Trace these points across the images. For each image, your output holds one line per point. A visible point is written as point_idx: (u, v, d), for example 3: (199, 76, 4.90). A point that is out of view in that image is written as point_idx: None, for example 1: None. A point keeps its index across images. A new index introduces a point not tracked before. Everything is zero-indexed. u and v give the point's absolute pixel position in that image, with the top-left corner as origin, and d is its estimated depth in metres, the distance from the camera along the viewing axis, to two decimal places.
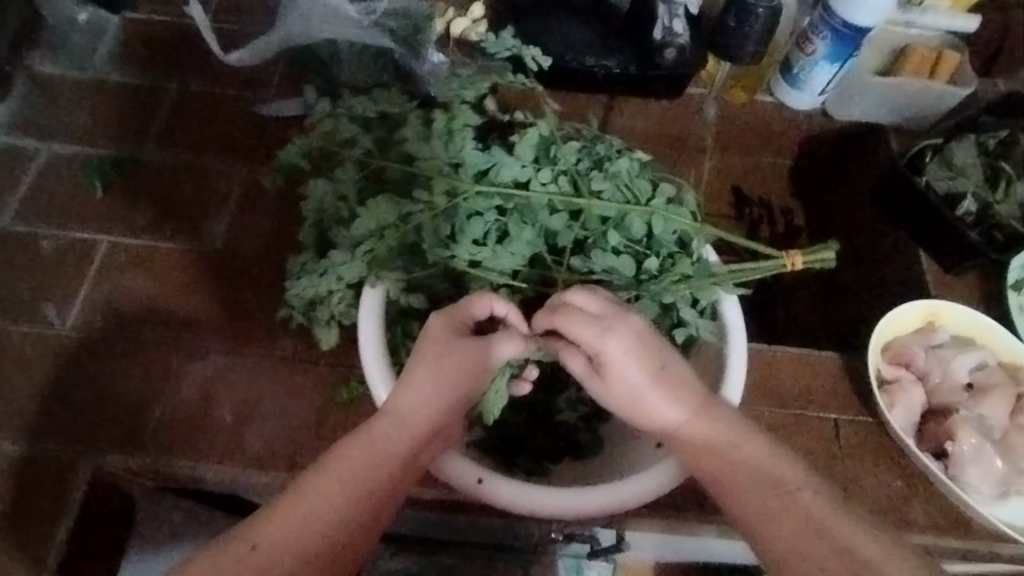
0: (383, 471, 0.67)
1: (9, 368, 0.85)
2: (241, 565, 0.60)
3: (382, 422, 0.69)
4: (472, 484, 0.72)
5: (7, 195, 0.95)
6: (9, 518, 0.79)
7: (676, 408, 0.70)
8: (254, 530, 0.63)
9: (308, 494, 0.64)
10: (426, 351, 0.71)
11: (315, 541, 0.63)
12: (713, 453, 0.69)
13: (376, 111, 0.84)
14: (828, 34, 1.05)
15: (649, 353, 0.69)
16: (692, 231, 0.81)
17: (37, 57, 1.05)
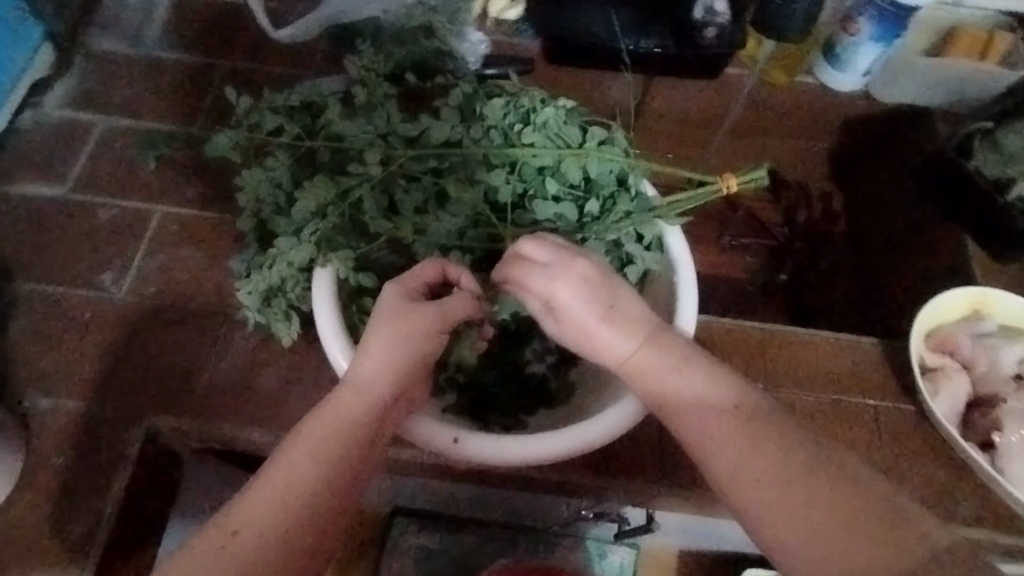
0: (351, 441, 0.66)
1: (67, 332, 0.89)
2: (223, 552, 0.60)
3: (346, 394, 0.68)
4: (449, 444, 0.75)
5: (65, 166, 0.99)
6: (64, 474, 0.83)
7: (629, 345, 0.70)
8: (231, 516, 0.62)
9: (278, 474, 0.64)
10: (379, 315, 0.71)
11: (292, 520, 0.62)
12: (670, 389, 0.69)
13: (296, 101, 0.88)
14: (873, 12, 1.03)
15: (600, 293, 0.70)
16: (628, 166, 0.85)
17: (92, 33, 1.09)
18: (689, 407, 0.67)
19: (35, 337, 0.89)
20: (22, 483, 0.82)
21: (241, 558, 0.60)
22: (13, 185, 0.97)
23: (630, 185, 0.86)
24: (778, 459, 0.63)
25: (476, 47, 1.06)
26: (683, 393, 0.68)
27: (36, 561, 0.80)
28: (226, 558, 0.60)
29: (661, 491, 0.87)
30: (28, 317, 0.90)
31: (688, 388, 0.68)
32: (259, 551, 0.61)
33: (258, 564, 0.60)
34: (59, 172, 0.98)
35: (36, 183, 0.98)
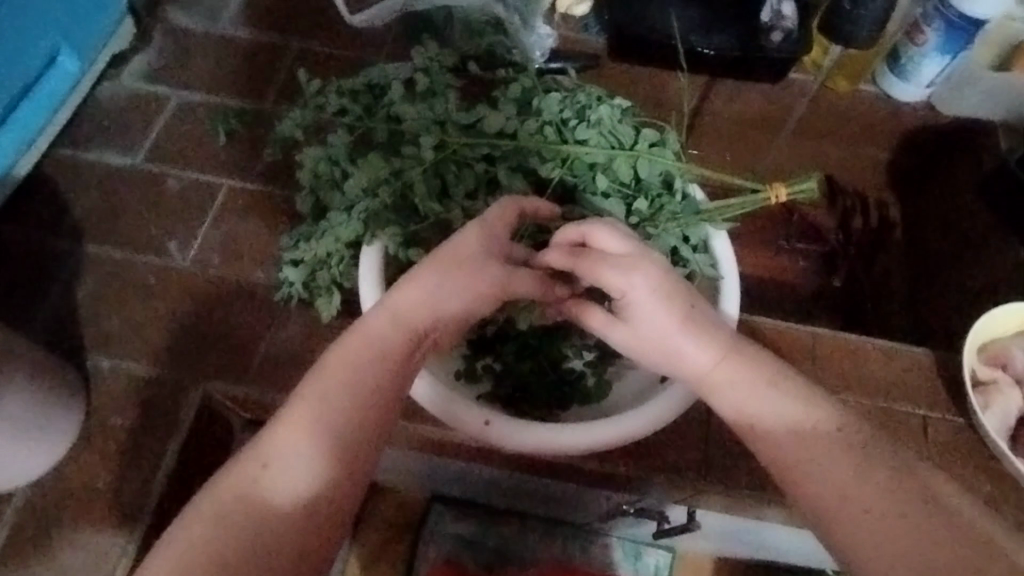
0: (380, 378, 0.66)
1: (134, 295, 0.92)
2: (257, 484, 0.61)
3: (377, 327, 0.68)
4: (480, 427, 0.75)
5: (138, 136, 1.02)
6: (127, 431, 0.86)
7: (711, 354, 0.68)
8: (262, 450, 0.63)
9: (306, 409, 0.64)
10: (430, 261, 0.70)
11: (324, 454, 0.63)
12: (749, 403, 0.66)
13: (362, 81, 0.89)
14: (941, 25, 1.01)
15: (675, 295, 0.69)
16: (677, 171, 0.84)
17: (170, 10, 1.12)
18: (755, 412, 0.66)
19: (102, 297, 0.92)
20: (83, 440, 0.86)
21: (271, 490, 0.61)
22: (89, 152, 1.01)
23: (677, 188, 0.85)
24: (820, 445, 0.62)
25: (543, 41, 1.08)
26: (752, 400, 0.66)
27: (100, 513, 0.84)
28: (259, 489, 0.61)
29: (705, 489, 0.88)
30: (95, 277, 0.93)
31: (759, 397, 0.66)
32: (289, 486, 0.61)
33: (288, 497, 0.61)
34: (132, 141, 1.02)
35: (110, 150, 1.01)
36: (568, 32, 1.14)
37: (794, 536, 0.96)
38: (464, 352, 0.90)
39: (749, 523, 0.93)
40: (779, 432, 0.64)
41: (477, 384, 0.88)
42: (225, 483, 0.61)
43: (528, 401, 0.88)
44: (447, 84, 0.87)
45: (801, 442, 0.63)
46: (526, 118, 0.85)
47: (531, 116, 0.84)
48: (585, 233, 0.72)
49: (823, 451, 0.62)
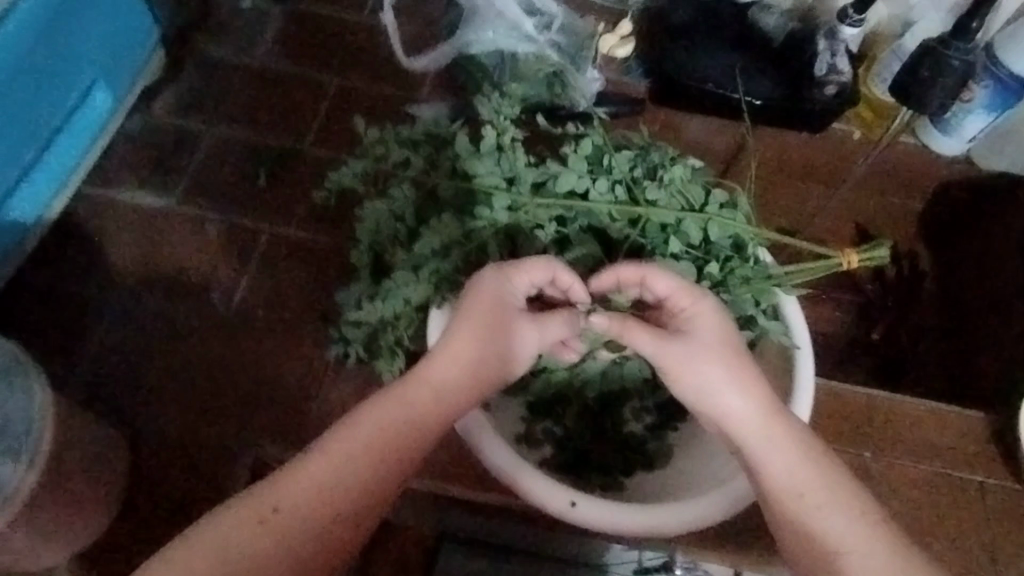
0: (405, 441, 0.66)
1: (177, 350, 0.89)
2: (259, 528, 0.62)
3: (412, 386, 0.68)
4: (566, 507, 0.73)
5: (172, 177, 0.99)
6: (174, 495, 0.84)
7: (748, 403, 0.68)
8: (272, 493, 0.63)
9: (325, 461, 0.64)
10: (470, 306, 0.71)
11: (329, 511, 0.63)
12: (773, 460, 0.67)
13: (420, 129, 0.85)
14: (990, 83, 1.01)
15: (722, 349, 0.70)
16: (748, 235, 0.83)
17: (200, 40, 1.08)
18: (770, 475, 0.67)
19: (147, 353, 0.90)
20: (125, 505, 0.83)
21: (273, 538, 0.61)
22: (122, 193, 0.98)
23: (748, 252, 0.83)
24: (840, 539, 0.64)
25: (593, 84, 1.04)
26: (770, 462, 0.67)
27: None
28: (260, 534, 0.61)
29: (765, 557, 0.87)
30: (135, 328, 0.91)
31: (777, 462, 0.67)
32: (291, 535, 0.62)
33: (288, 546, 0.62)
34: (167, 182, 0.98)
35: (144, 192, 0.98)
36: (612, 74, 1.11)
37: None
38: (524, 413, 0.87)
39: None
40: (788, 498, 0.66)
41: (539, 449, 0.85)
42: (231, 517, 0.62)
43: (592, 467, 0.85)
44: (513, 137, 0.84)
45: (808, 514, 0.65)
46: (596, 176, 0.82)
47: (602, 175, 0.82)
48: (641, 272, 0.72)
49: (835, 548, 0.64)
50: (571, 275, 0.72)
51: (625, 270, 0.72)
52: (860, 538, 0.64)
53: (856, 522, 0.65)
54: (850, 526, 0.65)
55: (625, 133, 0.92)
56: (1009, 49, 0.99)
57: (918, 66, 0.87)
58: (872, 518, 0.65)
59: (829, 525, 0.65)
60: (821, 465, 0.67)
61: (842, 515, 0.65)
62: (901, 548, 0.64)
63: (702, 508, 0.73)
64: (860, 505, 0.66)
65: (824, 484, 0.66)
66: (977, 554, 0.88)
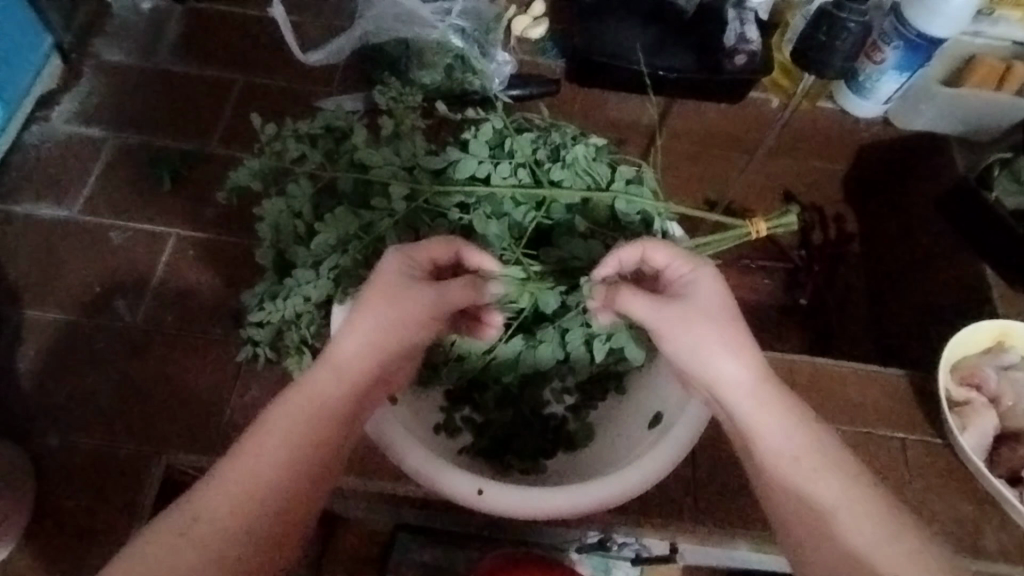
0: (319, 428, 0.62)
1: (81, 362, 0.87)
2: (181, 542, 0.56)
3: (317, 374, 0.63)
4: (472, 494, 0.71)
5: (74, 187, 0.97)
6: (81, 511, 0.80)
7: (742, 369, 0.66)
8: (193, 503, 0.58)
9: (240, 463, 0.59)
10: (379, 284, 0.66)
11: (253, 509, 0.58)
12: (769, 426, 0.65)
13: (318, 123, 0.83)
14: (899, 44, 1.00)
15: (721, 311, 0.68)
16: (657, 210, 0.82)
17: (99, 46, 1.07)
18: (763, 438, 0.65)
19: (50, 368, 0.87)
20: (32, 528, 0.79)
21: (197, 546, 0.56)
22: (19, 207, 0.96)
23: (656, 228, 0.82)
24: (833, 503, 0.62)
25: (503, 69, 1.04)
26: (766, 426, 0.65)
27: None
28: (183, 548, 0.56)
29: (695, 528, 0.86)
30: (37, 340, 0.88)
31: (772, 428, 0.65)
32: (217, 541, 0.56)
33: (214, 554, 0.56)
34: (68, 193, 0.97)
35: (44, 203, 0.96)
36: (527, 55, 1.10)
37: (760, 555, 0.91)
38: (441, 403, 0.83)
39: (736, 552, 0.91)
40: (786, 461, 0.64)
41: (459, 437, 0.82)
42: (155, 534, 0.56)
43: (513, 452, 0.81)
44: (413, 127, 0.83)
45: (801, 479, 0.63)
46: (498, 161, 0.81)
47: (504, 159, 0.81)
48: (640, 247, 0.71)
49: (823, 514, 0.62)
50: (478, 253, 0.71)
51: (625, 249, 0.72)
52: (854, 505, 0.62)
53: (846, 488, 0.63)
54: (844, 492, 0.62)
55: (530, 115, 0.91)
56: (918, 11, 0.97)
57: (817, 28, 0.97)
58: (863, 485, 0.63)
59: (825, 489, 0.63)
60: (814, 430, 0.65)
61: (835, 480, 0.63)
62: (889, 513, 0.62)
63: (618, 483, 0.71)
64: (850, 472, 0.64)
65: (818, 451, 0.64)
66: (904, 508, 0.87)
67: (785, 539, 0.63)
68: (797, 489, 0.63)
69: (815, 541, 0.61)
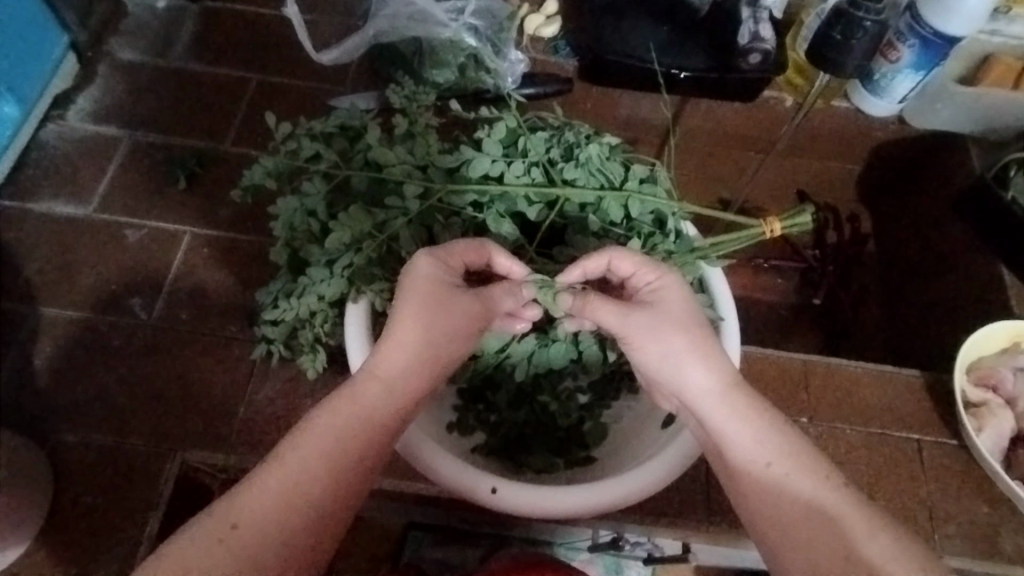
0: (363, 440, 0.62)
1: (97, 358, 0.88)
2: (219, 548, 0.56)
3: (363, 384, 0.63)
4: (486, 494, 0.70)
5: (90, 185, 0.98)
6: (98, 507, 0.81)
7: (709, 376, 0.66)
8: (233, 508, 0.58)
9: (283, 470, 0.59)
10: (418, 289, 0.66)
11: (292, 519, 0.58)
12: (734, 432, 0.65)
13: (332, 122, 0.83)
14: (915, 42, 0.99)
15: (679, 324, 0.68)
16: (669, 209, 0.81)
17: (115, 45, 1.08)
18: (734, 445, 0.65)
19: (66, 364, 0.88)
20: (49, 523, 0.80)
21: (236, 553, 0.56)
22: (36, 205, 0.97)
23: (669, 227, 0.82)
24: (812, 502, 0.61)
25: (515, 67, 1.05)
26: (734, 431, 0.65)
27: None
28: (221, 555, 0.56)
29: (708, 528, 0.85)
30: (54, 338, 0.89)
31: (741, 433, 0.65)
32: (255, 548, 0.57)
33: (251, 562, 0.56)
34: (84, 191, 0.98)
35: (61, 201, 0.97)
36: (539, 54, 1.10)
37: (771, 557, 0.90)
38: (455, 401, 0.83)
39: (748, 553, 0.91)
40: (753, 467, 0.63)
41: (471, 436, 0.82)
42: (191, 536, 0.57)
43: (526, 451, 0.81)
44: (428, 125, 0.83)
45: (776, 483, 0.63)
46: (512, 160, 0.81)
47: (518, 158, 0.81)
48: (605, 256, 0.70)
49: (800, 515, 0.61)
50: (508, 258, 0.71)
51: (590, 261, 0.70)
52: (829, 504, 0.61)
53: (821, 489, 0.62)
54: (814, 493, 0.62)
55: (543, 114, 0.91)
56: (934, 11, 0.96)
57: (831, 29, 0.97)
58: (837, 484, 0.62)
59: (796, 493, 0.62)
60: (787, 434, 0.65)
61: (811, 482, 0.62)
62: (860, 512, 0.61)
63: (630, 483, 0.71)
64: (823, 472, 0.63)
65: (792, 452, 0.64)
66: (918, 510, 0.87)
67: (757, 542, 0.63)
68: (773, 494, 0.62)
69: (791, 544, 0.60)
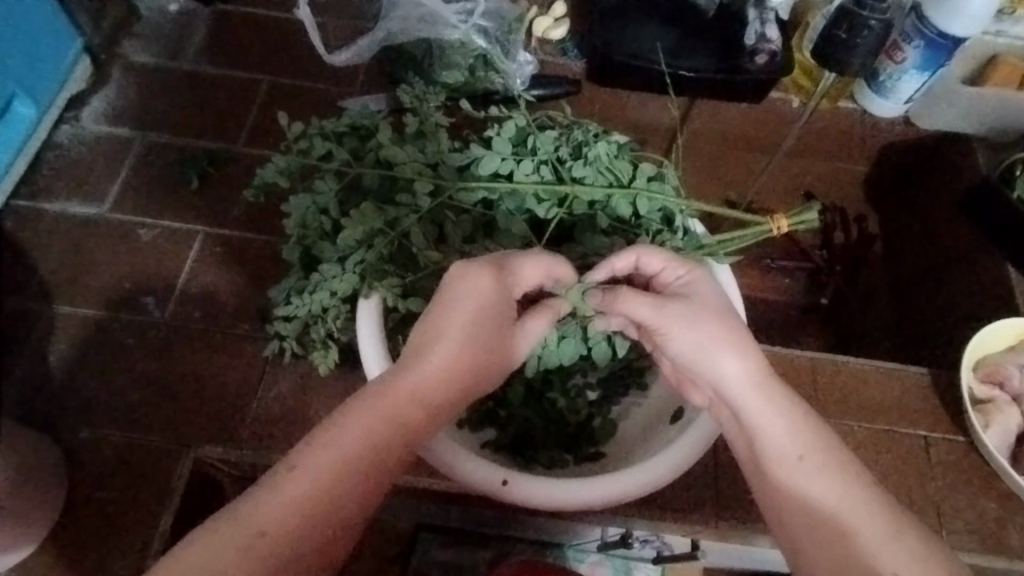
0: (400, 453, 0.60)
1: (110, 356, 0.89)
2: (247, 560, 0.53)
3: (402, 394, 0.62)
4: (497, 486, 0.71)
5: (103, 186, 0.99)
6: (112, 503, 0.82)
7: (745, 366, 0.67)
8: (257, 518, 0.54)
9: (317, 479, 0.57)
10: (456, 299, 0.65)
11: (324, 528, 0.56)
12: (768, 421, 0.65)
13: (344, 121, 0.84)
14: (920, 43, 1.00)
15: (715, 316, 0.69)
16: (677, 207, 0.82)
17: (128, 49, 1.09)
18: (766, 436, 0.65)
19: (80, 362, 0.89)
20: (63, 518, 0.81)
21: (268, 567, 0.53)
22: (51, 205, 0.98)
23: (677, 224, 0.83)
24: (843, 498, 0.62)
25: (524, 68, 1.06)
26: (766, 422, 0.65)
27: None
28: (249, 567, 0.53)
29: (717, 525, 0.86)
30: (69, 336, 0.90)
31: (774, 424, 0.65)
32: (287, 562, 0.54)
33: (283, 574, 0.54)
34: (97, 191, 0.99)
35: (75, 201, 0.98)
36: (547, 56, 1.12)
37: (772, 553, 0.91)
38: (464, 397, 0.84)
39: (756, 550, 0.91)
40: (787, 459, 0.64)
41: (482, 431, 0.83)
42: (211, 547, 0.53)
43: (536, 447, 0.82)
44: (438, 125, 0.84)
45: (808, 476, 0.63)
46: (522, 158, 0.82)
47: (527, 156, 0.82)
48: (633, 254, 0.72)
49: (829, 510, 0.61)
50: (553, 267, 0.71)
51: (619, 259, 0.73)
52: (858, 500, 0.62)
53: (851, 486, 0.62)
54: (838, 492, 0.62)
55: (551, 114, 0.92)
56: (938, 11, 0.96)
57: (837, 26, 0.99)
58: (867, 482, 0.63)
59: (828, 487, 0.62)
60: (818, 429, 0.66)
61: (842, 477, 0.63)
62: (883, 514, 0.61)
63: (641, 475, 0.72)
64: (849, 473, 0.63)
65: (824, 447, 0.64)
66: (927, 507, 0.87)
67: (785, 535, 0.63)
68: (806, 485, 0.63)
69: (821, 536, 0.61)
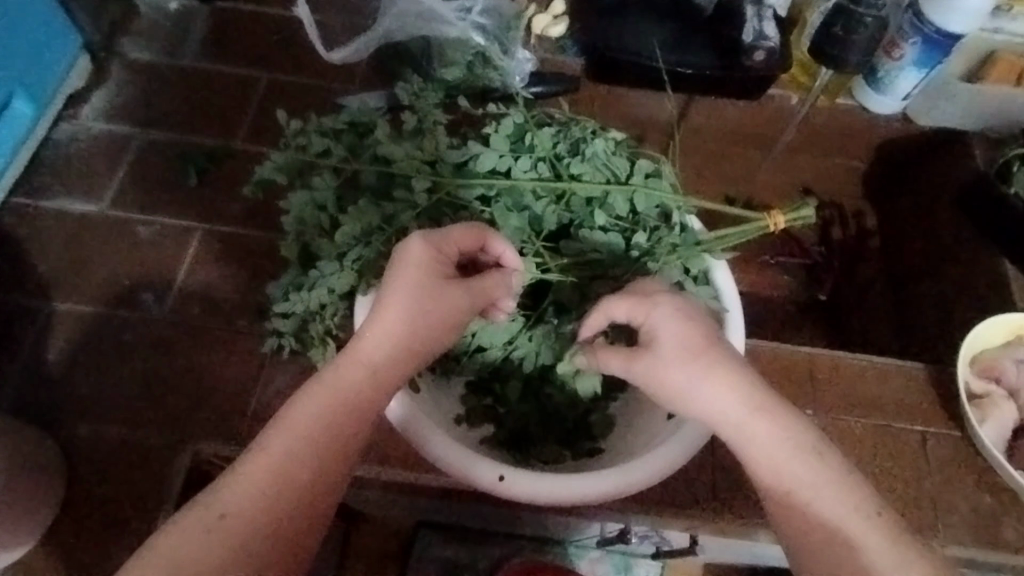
0: (347, 423, 0.62)
1: (110, 351, 0.89)
2: (209, 536, 0.57)
3: (344, 369, 0.64)
4: (494, 482, 0.71)
5: (102, 182, 1.00)
6: (112, 498, 0.82)
7: (728, 409, 0.65)
8: (217, 499, 0.59)
9: (270, 457, 0.60)
10: (402, 269, 0.66)
11: (278, 502, 0.59)
12: (761, 455, 0.64)
13: (343, 118, 0.84)
14: (918, 39, 1.00)
15: (691, 351, 0.66)
16: (675, 204, 0.83)
17: (128, 46, 1.09)
18: (759, 469, 0.64)
19: (79, 358, 0.89)
20: (62, 512, 0.81)
21: (226, 542, 0.57)
22: (50, 201, 0.98)
23: (675, 220, 0.83)
24: (844, 528, 0.61)
25: (523, 65, 1.06)
26: (758, 455, 0.64)
27: None
28: (211, 543, 0.57)
29: (714, 519, 0.86)
30: (68, 332, 0.91)
31: (766, 457, 0.64)
32: (246, 537, 0.58)
33: (244, 549, 0.57)
34: (96, 188, 0.99)
35: (74, 198, 0.99)
36: (546, 52, 1.12)
37: (771, 549, 0.91)
38: (461, 394, 0.84)
39: (756, 547, 0.91)
40: (783, 491, 0.63)
41: (480, 428, 0.82)
42: (180, 527, 0.58)
43: (532, 443, 0.82)
44: (436, 122, 0.85)
45: (805, 508, 0.62)
46: (519, 155, 0.82)
47: (524, 153, 0.82)
48: (601, 309, 0.69)
49: (828, 542, 0.61)
50: (502, 242, 0.72)
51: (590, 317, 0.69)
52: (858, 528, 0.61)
53: (851, 517, 0.61)
54: (843, 520, 0.61)
55: (549, 110, 0.92)
56: (936, 8, 0.97)
57: (835, 23, 1.00)
58: (867, 510, 0.62)
59: (829, 518, 0.61)
60: (814, 457, 0.63)
61: (841, 507, 0.62)
62: (891, 530, 0.61)
63: (636, 472, 0.72)
64: (854, 498, 0.62)
65: (821, 478, 0.63)
66: (926, 502, 0.87)
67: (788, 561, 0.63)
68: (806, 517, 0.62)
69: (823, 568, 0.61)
